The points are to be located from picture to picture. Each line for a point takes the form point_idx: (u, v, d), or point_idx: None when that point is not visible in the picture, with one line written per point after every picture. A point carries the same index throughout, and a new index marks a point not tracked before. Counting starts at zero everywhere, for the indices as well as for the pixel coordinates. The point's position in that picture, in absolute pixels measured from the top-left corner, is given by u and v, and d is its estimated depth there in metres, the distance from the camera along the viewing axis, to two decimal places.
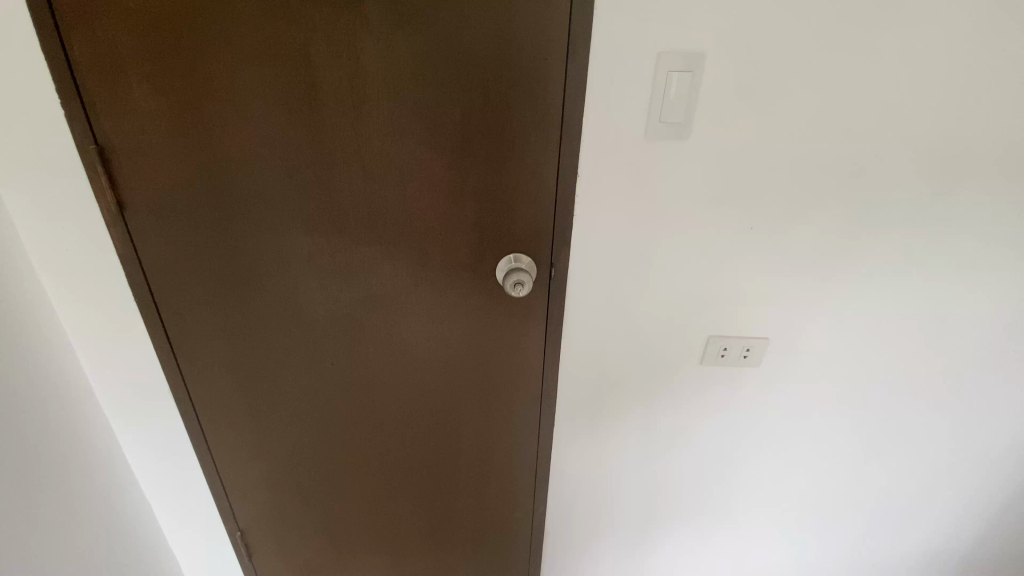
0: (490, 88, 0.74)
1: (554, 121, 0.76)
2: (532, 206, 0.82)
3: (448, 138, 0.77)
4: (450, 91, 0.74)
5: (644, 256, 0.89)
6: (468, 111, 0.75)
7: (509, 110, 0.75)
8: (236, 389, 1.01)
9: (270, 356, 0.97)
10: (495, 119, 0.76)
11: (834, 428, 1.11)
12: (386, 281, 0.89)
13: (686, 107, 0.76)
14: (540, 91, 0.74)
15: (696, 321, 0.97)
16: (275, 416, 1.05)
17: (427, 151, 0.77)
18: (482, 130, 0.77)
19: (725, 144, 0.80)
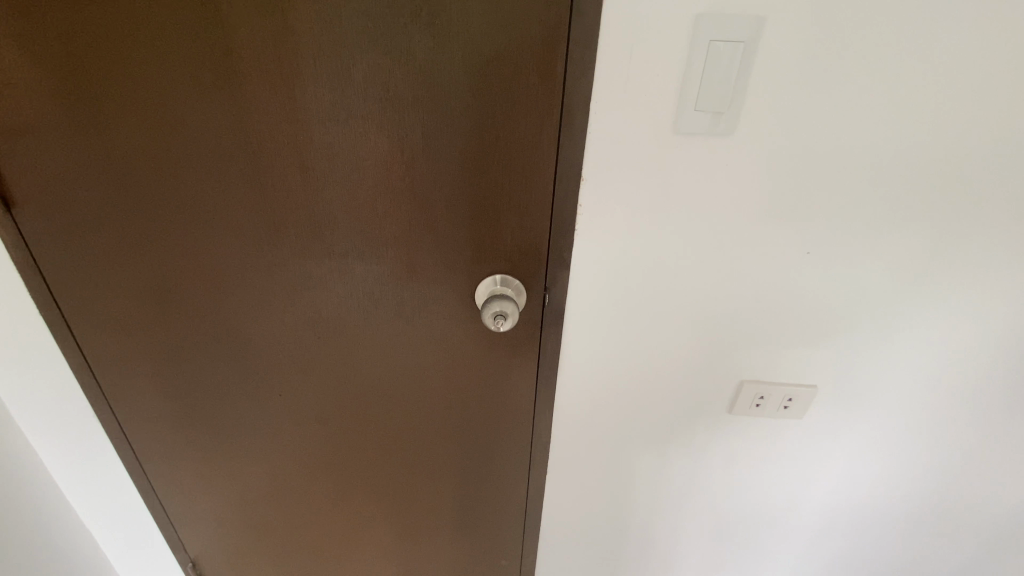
0: (467, 62, 0.55)
1: (553, 108, 0.58)
2: (525, 218, 0.64)
3: (410, 129, 0.58)
4: (412, 63, 0.55)
5: (663, 281, 0.71)
6: (438, 92, 0.56)
7: (494, 92, 0.57)
8: (174, 419, 0.86)
9: (207, 385, 0.81)
10: (472, 105, 0.57)
11: (880, 477, 0.93)
12: (338, 303, 0.70)
13: (731, 93, 0.57)
14: (536, 68, 0.55)
15: (725, 360, 0.78)
16: (220, 448, 0.90)
17: (383, 142, 0.59)
18: (455, 120, 0.58)
19: (778, 144, 0.61)
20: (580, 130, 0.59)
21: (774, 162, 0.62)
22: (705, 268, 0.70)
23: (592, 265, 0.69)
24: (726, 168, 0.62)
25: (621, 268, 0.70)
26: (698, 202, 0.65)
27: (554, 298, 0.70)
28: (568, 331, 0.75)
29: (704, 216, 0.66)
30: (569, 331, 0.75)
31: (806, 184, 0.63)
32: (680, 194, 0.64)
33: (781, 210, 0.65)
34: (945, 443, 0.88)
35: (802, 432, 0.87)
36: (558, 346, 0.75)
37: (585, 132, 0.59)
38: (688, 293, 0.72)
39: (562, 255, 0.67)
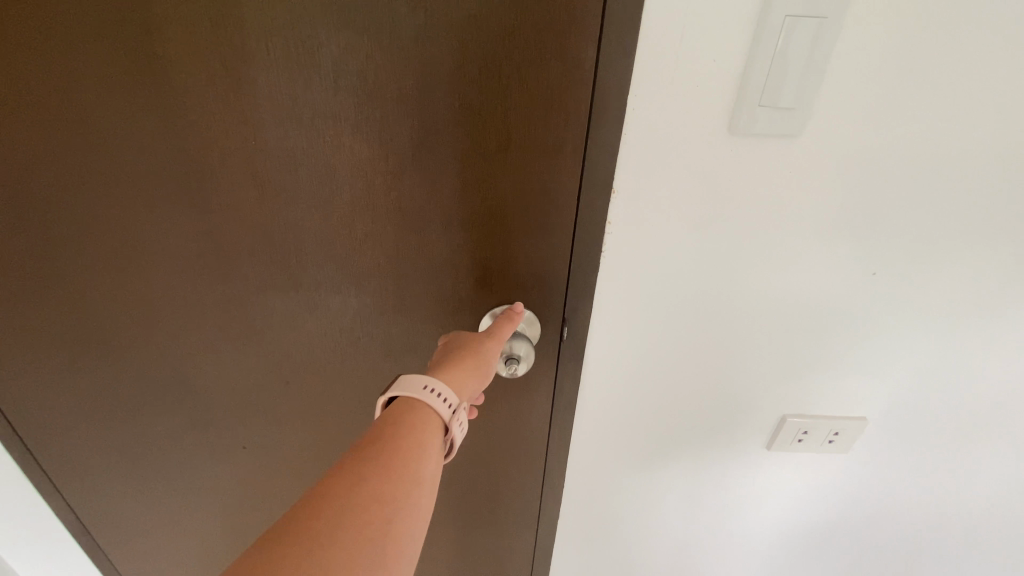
0: (469, 44, 0.42)
1: (581, 104, 0.45)
2: (542, 240, 0.52)
3: (397, 131, 0.45)
4: (397, 46, 0.42)
5: (701, 307, 0.60)
6: (430, 84, 0.43)
7: (505, 84, 0.44)
8: (111, 486, 0.71)
9: (152, 443, 0.66)
10: (477, 99, 0.44)
11: (934, 517, 0.83)
12: (310, 344, 0.57)
13: (806, 84, 0.45)
14: (559, 53, 0.43)
15: (766, 394, 0.68)
16: (172, 514, 0.74)
17: (360, 147, 0.46)
18: (456, 119, 0.45)
19: (853, 146, 0.49)
20: (614, 132, 0.46)
21: (844, 168, 0.51)
22: (751, 292, 0.59)
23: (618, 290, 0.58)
24: (786, 176, 0.51)
25: (653, 295, 0.58)
26: (749, 216, 0.53)
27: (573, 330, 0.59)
28: (588, 366, 0.64)
29: (754, 233, 0.55)
30: (588, 366, 0.64)
31: (878, 194, 0.53)
32: (729, 207, 0.53)
33: (846, 225, 0.54)
34: (1011, 480, 0.78)
35: (850, 471, 0.76)
36: (577, 383, 0.64)
37: (619, 135, 0.47)
38: (728, 321, 0.61)
39: (586, 282, 0.55)
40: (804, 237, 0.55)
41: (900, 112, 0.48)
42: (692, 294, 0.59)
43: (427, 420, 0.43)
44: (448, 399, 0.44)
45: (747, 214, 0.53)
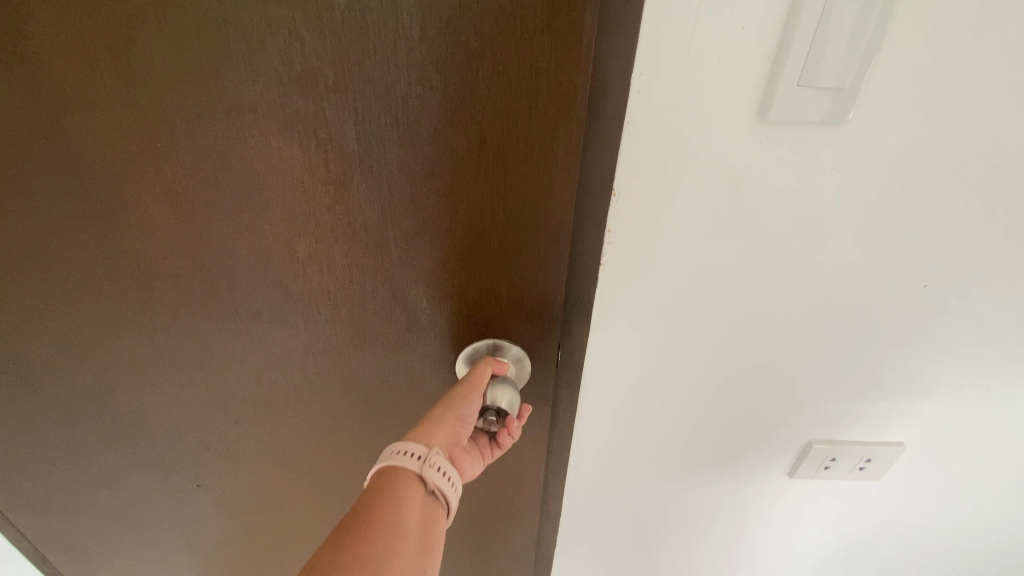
0: (426, 18, 0.33)
1: (573, 97, 0.36)
2: (532, 263, 0.43)
3: (340, 132, 0.36)
4: (330, 22, 0.32)
5: (714, 326, 0.51)
6: (375, 69, 0.34)
7: (474, 73, 0.35)
8: (60, 521, 0.64)
9: (97, 479, 0.59)
10: (440, 89, 0.35)
11: (975, 550, 0.74)
12: (259, 380, 0.49)
13: (861, 56, 0.35)
14: (545, 31, 0.33)
15: (787, 416, 0.60)
16: (130, 550, 0.68)
17: (293, 151, 0.36)
18: (415, 113, 0.36)
19: (910, 133, 0.40)
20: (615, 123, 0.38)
21: (892, 164, 0.42)
22: (775, 310, 0.50)
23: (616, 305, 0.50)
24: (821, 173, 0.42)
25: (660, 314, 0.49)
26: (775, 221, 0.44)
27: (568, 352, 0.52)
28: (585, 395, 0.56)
29: (779, 243, 0.46)
30: (586, 394, 0.55)
31: (933, 193, 0.44)
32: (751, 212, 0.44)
33: (891, 230, 0.45)
34: None
35: (878, 499, 0.68)
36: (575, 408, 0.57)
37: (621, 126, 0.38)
38: (747, 341, 0.52)
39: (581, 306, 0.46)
40: (840, 246, 0.46)
41: (968, 94, 0.39)
42: (707, 312, 0.50)
43: (402, 483, 0.38)
44: (416, 451, 0.40)
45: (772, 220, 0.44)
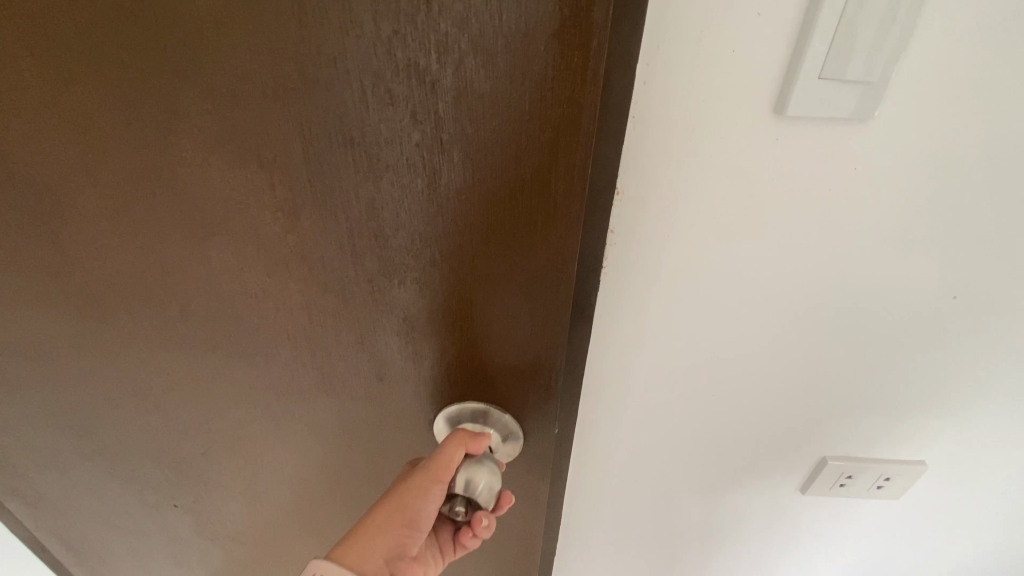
0: (383, 20, 0.26)
1: (568, 127, 0.28)
2: (523, 315, 0.36)
3: (287, 153, 0.30)
4: (268, 23, 0.26)
5: (719, 330, 0.48)
6: (319, 82, 0.28)
7: (437, 93, 0.28)
8: (45, 521, 0.63)
9: (73, 488, 0.57)
10: (404, 109, 0.28)
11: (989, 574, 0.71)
12: (228, 410, 0.45)
13: (886, 42, 0.33)
14: (526, 41, 0.26)
15: (799, 431, 0.56)
16: (113, 555, 0.66)
17: (237, 168, 0.32)
18: (373, 137, 0.29)
19: (941, 126, 0.38)
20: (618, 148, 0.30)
21: (913, 157, 0.39)
22: (783, 312, 0.47)
23: (615, 309, 0.47)
24: (833, 166, 0.39)
25: (660, 313, 0.47)
26: (782, 217, 0.42)
27: None
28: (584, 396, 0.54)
29: (786, 241, 0.43)
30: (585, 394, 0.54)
31: (958, 191, 0.40)
32: (755, 207, 0.41)
33: (910, 231, 0.42)
34: None
35: (895, 520, 0.64)
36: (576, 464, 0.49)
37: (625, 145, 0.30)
38: (754, 347, 0.49)
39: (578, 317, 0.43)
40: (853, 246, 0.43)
41: (1008, 84, 0.36)
42: (710, 315, 0.47)
43: None
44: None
45: (778, 217, 0.42)
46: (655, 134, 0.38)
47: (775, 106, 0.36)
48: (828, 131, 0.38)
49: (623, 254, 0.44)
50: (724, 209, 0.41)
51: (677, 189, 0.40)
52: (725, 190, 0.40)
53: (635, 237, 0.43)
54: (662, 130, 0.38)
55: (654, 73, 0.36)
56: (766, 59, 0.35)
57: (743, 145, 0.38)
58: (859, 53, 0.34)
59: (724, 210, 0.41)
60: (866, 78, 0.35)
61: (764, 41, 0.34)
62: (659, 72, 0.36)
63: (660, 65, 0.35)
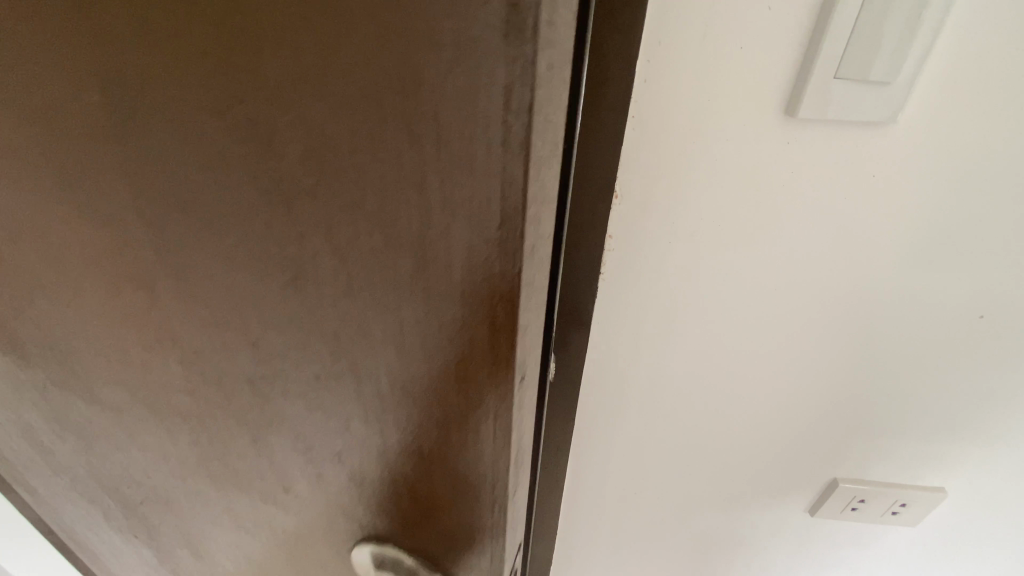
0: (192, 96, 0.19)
1: (447, 247, 0.20)
2: (429, 444, 0.29)
3: (135, 223, 0.25)
4: (76, 76, 0.21)
5: (723, 343, 0.46)
6: (163, 154, 0.22)
7: (289, 188, 0.20)
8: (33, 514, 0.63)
9: (49, 494, 0.56)
10: (241, 201, 0.22)
11: None
12: (151, 461, 0.40)
13: (907, 42, 0.31)
14: (380, 135, 0.18)
15: (808, 449, 0.53)
16: (94, 559, 0.65)
17: (100, 232, 0.26)
18: (218, 226, 0.23)
19: (967, 135, 0.35)
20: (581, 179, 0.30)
21: (937, 164, 0.36)
22: (792, 324, 0.44)
23: (614, 322, 0.45)
24: (849, 173, 0.36)
25: (659, 323, 0.45)
26: (790, 224, 0.39)
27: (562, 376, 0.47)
28: (579, 408, 0.51)
29: (796, 249, 0.40)
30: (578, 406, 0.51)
31: (985, 202, 0.37)
32: (762, 214, 0.38)
33: (932, 243, 0.39)
34: None
35: (910, 547, 0.61)
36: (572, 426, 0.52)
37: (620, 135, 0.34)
38: (760, 361, 0.47)
39: (581, 311, 0.43)
40: (869, 255, 0.40)
41: None
42: (713, 326, 0.45)
43: None
44: None
45: (788, 222, 0.39)
46: (656, 133, 0.35)
47: (784, 108, 0.34)
48: (843, 137, 0.35)
49: (620, 259, 0.41)
50: (729, 214, 0.38)
51: (679, 192, 0.38)
52: (730, 194, 0.38)
53: (635, 243, 0.40)
54: (664, 129, 0.35)
55: (656, 69, 0.33)
56: (775, 57, 0.32)
57: (749, 148, 0.36)
58: (879, 52, 0.31)
59: (729, 215, 0.39)
60: (885, 79, 0.32)
61: (775, 38, 0.32)
62: (661, 68, 0.33)
63: (660, 66, 0.33)
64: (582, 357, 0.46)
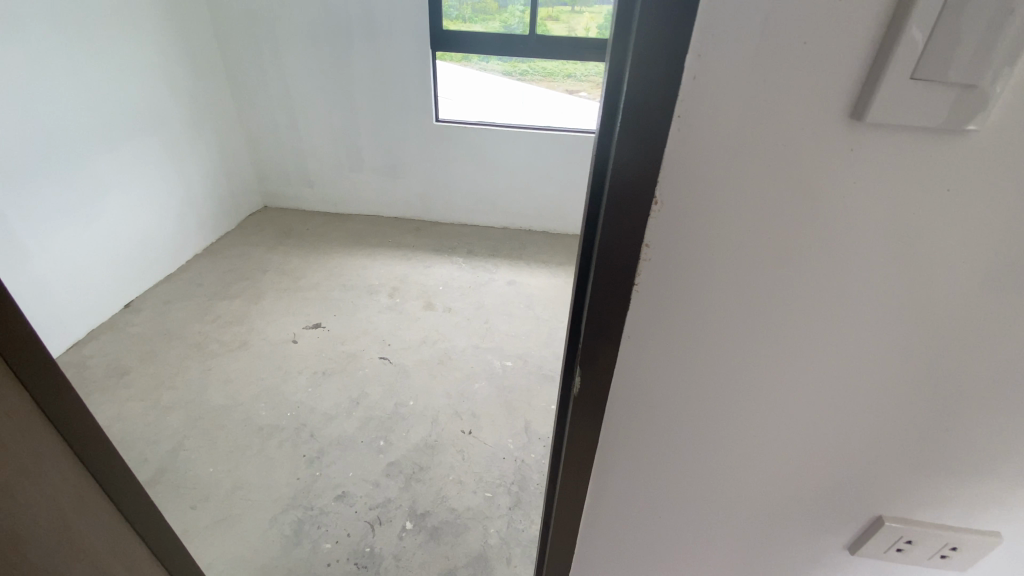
0: None
1: None
2: None
3: None
4: None
5: (763, 367, 0.42)
6: None
7: None
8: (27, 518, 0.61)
9: None
10: None
11: None
12: None
13: (1001, 38, 0.27)
14: None
15: (850, 482, 0.49)
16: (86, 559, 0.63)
17: None
18: None
19: None
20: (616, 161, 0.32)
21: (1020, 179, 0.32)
22: (842, 349, 0.40)
23: (647, 341, 0.42)
24: (918, 188, 0.33)
25: (697, 343, 0.41)
26: (846, 241, 0.35)
27: (589, 388, 0.45)
28: (604, 431, 0.48)
29: (851, 269, 0.37)
30: (603, 429, 0.48)
31: None
32: (816, 229, 0.35)
33: (1005, 268, 0.35)
34: None
35: None
36: (594, 446, 0.49)
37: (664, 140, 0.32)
38: (805, 387, 0.43)
39: (611, 323, 0.41)
40: (935, 277, 0.36)
41: None
42: (755, 348, 0.41)
43: None
44: None
45: (844, 239, 0.35)
46: (706, 139, 0.32)
47: (848, 113, 0.31)
48: (914, 147, 0.31)
49: (658, 275, 0.38)
50: (780, 229, 0.35)
51: (726, 204, 0.35)
52: (782, 208, 0.34)
53: (674, 257, 0.37)
54: (714, 136, 0.32)
55: (710, 70, 0.30)
56: (847, 55, 0.29)
57: (807, 158, 0.32)
58: (961, 51, 0.27)
59: (778, 230, 0.35)
60: (966, 83, 0.28)
61: (849, 35, 0.28)
62: (717, 70, 0.30)
63: (714, 66, 0.30)
64: (610, 373, 0.44)
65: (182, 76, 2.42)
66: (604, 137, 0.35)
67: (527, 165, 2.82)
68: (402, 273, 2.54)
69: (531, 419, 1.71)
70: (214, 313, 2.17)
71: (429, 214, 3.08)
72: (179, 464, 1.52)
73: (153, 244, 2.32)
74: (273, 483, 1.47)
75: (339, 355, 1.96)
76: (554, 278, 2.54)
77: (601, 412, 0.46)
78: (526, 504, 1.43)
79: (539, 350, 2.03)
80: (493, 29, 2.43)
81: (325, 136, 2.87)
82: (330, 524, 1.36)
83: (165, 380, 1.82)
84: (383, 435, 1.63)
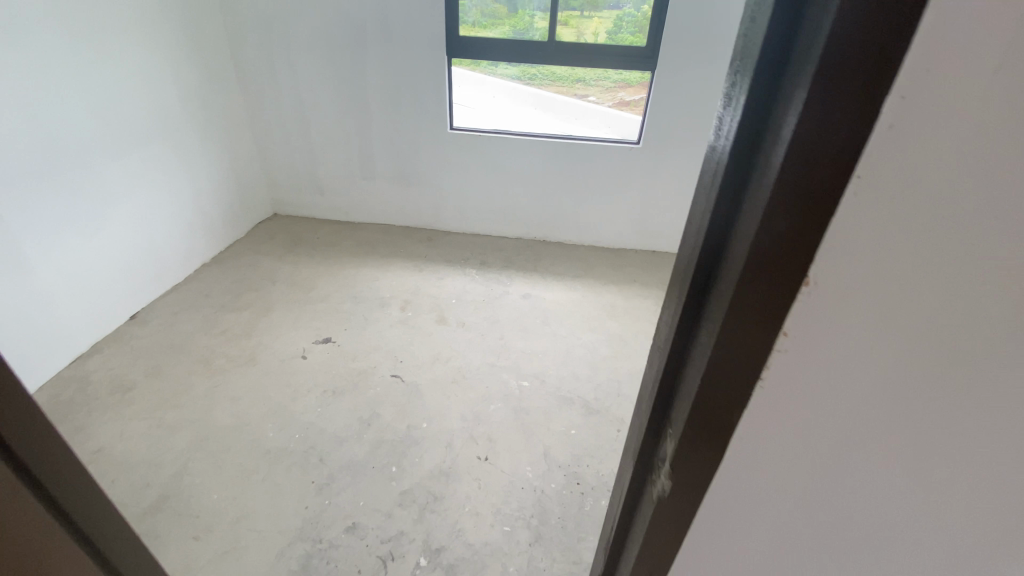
0: None
1: None
2: None
3: None
4: None
5: (918, 421, 0.39)
6: None
7: None
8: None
9: None
10: None
11: None
12: None
13: None
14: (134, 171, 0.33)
15: (981, 548, 0.45)
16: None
17: None
18: None
19: None
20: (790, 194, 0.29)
21: None
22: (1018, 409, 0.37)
23: (785, 386, 0.39)
24: None
25: (840, 393, 0.38)
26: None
27: (707, 430, 0.42)
28: (718, 471, 0.45)
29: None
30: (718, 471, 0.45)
31: None
32: (1012, 279, 0.32)
33: None
34: None
35: None
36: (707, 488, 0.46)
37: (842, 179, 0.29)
38: (957, 448, 0.40)
39: (744, 366, 0.38)
40: None
41: None
42: (913, 401, 0.38)
43: None
44: None
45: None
46: (899, 179, 0.29)
47: None
48: None
49: (811, 319, 0.35)
50: (973, 275, 0.32)
51: (904, 249, 0.32)
52: (969, 254, 0.31)
53: (829, 299, 0.34)
54: (907, 173, 0.29)
55: (910, 109, 0.27)
56: None
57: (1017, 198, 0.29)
58: None
59: (965, 279, 0.32)
60: None
61: None
62: (918, 111, 0.27)
63: (919, 105, 0.27)
64: (733, 414, 0.41)
65: (193, 82, 2.37)
66: (749, 170, 0.32)
67: (543, 174, 2.75)
68: (414, 285, 2.47)
69: (550, 445, 1.62)
70: (222, 326, 2.11)
71: (441, 224, 3.02)
72: (183, 489, 1.45)
73: (161, 254, 2.27)
74: (281, 512, 1.40)
75: (349, 373, 1.89)
76: (570, 292, 2.47)
77: (717, 451, 0.43)
78: (547, 541, 1.35)
79: (557, 368, 1.95)
80: (507, 36, 2.37)
81: (337, 144, 2.81)
82: (339, 560, 1.29)
83: (170, 397, 1.75)
84: (396, 461, 1.55)
